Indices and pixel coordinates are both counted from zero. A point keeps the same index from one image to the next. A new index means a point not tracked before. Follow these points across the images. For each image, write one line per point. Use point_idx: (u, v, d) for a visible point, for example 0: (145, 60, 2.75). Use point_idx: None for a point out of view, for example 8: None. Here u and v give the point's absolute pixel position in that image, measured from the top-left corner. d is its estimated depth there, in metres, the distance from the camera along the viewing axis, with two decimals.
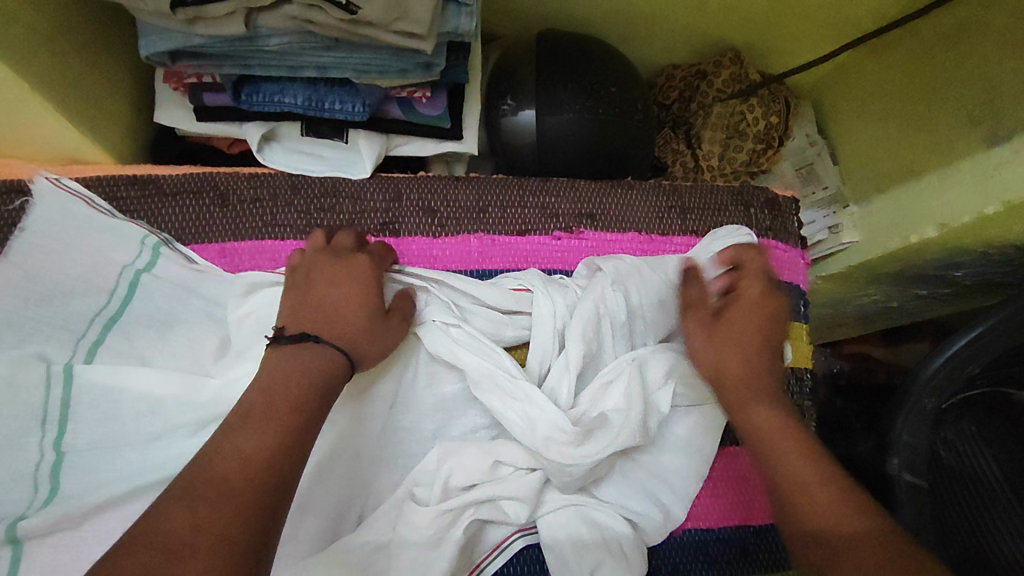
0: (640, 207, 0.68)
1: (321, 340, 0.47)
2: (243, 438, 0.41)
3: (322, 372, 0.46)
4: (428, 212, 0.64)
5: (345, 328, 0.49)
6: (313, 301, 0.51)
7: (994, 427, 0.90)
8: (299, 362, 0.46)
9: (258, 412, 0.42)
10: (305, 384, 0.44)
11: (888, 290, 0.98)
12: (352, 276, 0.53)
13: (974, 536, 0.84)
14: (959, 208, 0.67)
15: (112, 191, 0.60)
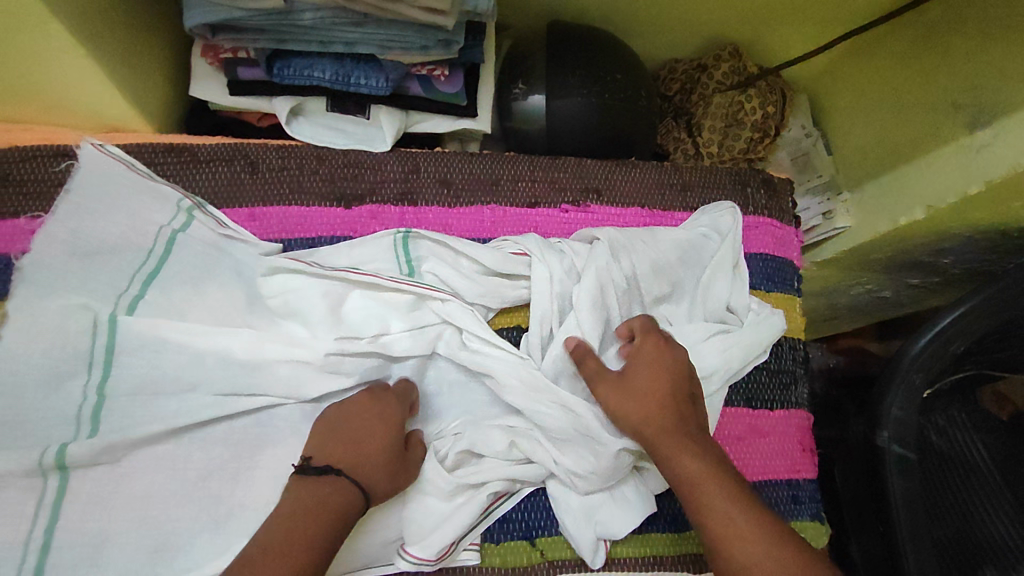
0: (643, 184, 0.72)
1: (342, 474, 0.52)
2: (261, 565, 0.45)
3: (335, 512, 0.50)
4: (445, 184, 0.68)
5: (369, 463, 0.53)
6: (341, 435, 0.54)
7: (984, 415, 0.93)
8: (321, 495, 0.50)
9: (279, 543, 0.47)
10: (328, 519, 0.49)
11: (880, 279, 1.02)
12: (375, 411, 0.56)
13: (962, 514, 0.87)
14: (944, 191, 0.72)
15: (150, 158, 0.64)
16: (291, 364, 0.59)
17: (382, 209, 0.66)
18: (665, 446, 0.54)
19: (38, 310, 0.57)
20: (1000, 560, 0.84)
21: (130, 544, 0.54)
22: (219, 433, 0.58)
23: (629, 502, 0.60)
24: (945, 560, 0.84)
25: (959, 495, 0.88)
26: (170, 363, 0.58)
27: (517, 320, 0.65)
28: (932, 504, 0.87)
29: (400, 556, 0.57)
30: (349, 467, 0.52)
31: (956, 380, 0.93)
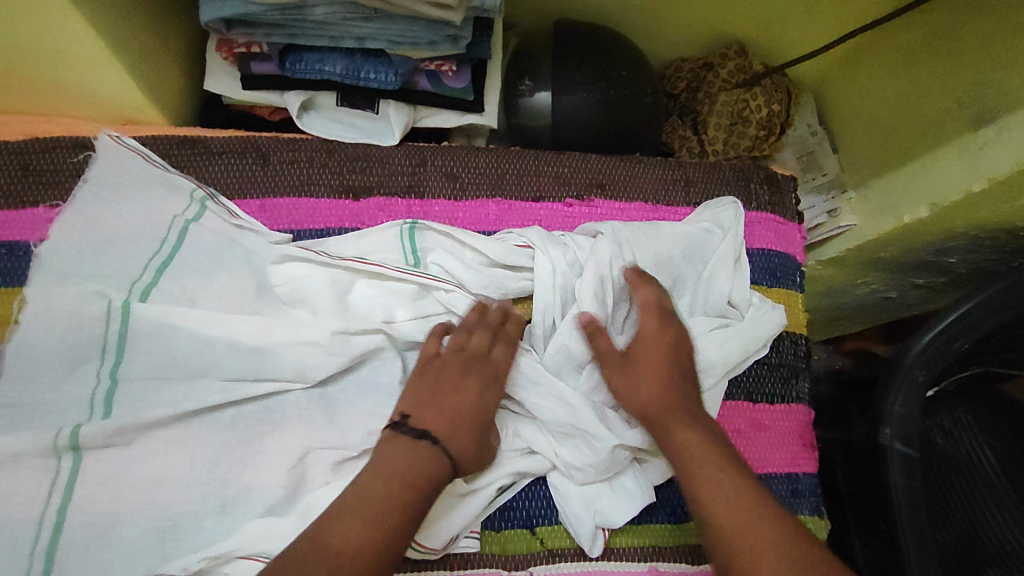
0: (646, 179, 0.73)
1: (439, 445, 0.54)
2: (357, 514, 0.48)
3: (429, 470, 0.52)
4: (451, 177, 0.69)
5: (462, 434, 0.55)
6: (438, 407, 0.56)
7: (991, 419, 0.93)
8: (418, 463, 0.52)
9: (376, 492, 0.50)
10: (427, 482, 0.52)
11: (886, 279, 1.02)
12: (470, 389, 0.57)
13: (967, 517, 0.86)
14: (947, 188, 0.72)
15: (164, 150, 0.66)
16: (299, 352, 0.60)
17: (389, 202, 0.68)
18: (662, 419, 0.57)
19: (55, 296, 0.58)
20: (1006, 564, 0.83)
21: (140, 524, 0.55)
22: (227, 418, 0.59)
23: (628, 491, 0.61)
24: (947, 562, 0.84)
25: (962, 496, 0.88)
26: (181, 349, 0.59)
27: (520, 311, 0.66)
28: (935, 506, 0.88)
29: (404, 549, 0.57)
30: (446, 438, 0.54)
31: (961, 382, 0.93)
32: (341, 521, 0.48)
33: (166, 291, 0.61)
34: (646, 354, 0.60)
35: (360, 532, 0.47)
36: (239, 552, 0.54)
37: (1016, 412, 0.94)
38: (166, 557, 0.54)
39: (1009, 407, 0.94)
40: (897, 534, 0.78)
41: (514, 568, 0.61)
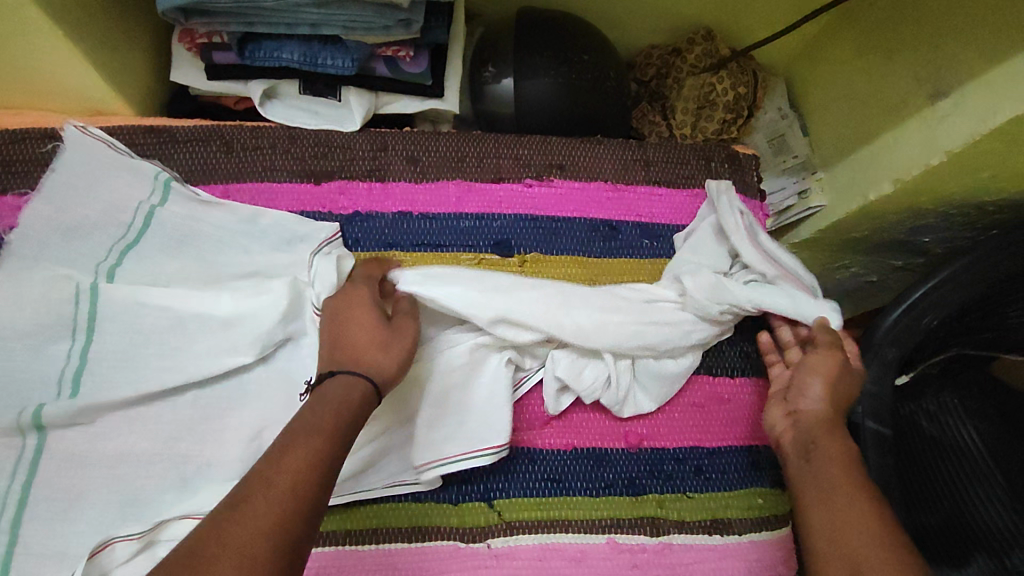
0: (607, 160, 0.74)
1: (339, 371, 0.50)
2: (278, 467, 0.43)
3: (346, 404, 0.48)
4: (412, 161, 0.71)
5: (362, 347, 0.51)
6: (332, 339, 0.53)
7: (974, 403, 1.04)
8: (331, 388, 0.49)
9: (294, 445, 0.44)
10: (344, 415, 0.47)
11: (864, 261, 1.02)
12: (355, 307, 0.54)
13: (953, 500, 0.96)
14: (910, 163, 0.73)
15: (131, 139, 0.68)
16: (259, 330, 0.61)
17: (350, 184, 0.69)
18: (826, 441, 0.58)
19: (23, 279, 0.60)
20: (993, 544, 0.93)
21: (103, 499, 0.57)
22: (187, 397, 0.61)
23: (581, 377, 0.63)
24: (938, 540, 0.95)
25: (948, 478, 0.98)
26: (147, 329, 0.61)
27: None
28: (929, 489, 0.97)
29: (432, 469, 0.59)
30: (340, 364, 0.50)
31: (944, 369, 1.04)
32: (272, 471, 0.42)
33: (133, 273, 0.63)
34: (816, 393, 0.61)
35: (284, 486, 0.42)
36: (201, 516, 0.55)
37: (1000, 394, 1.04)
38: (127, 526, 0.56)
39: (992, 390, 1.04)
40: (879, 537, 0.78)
41: (470, 540, 0.61)
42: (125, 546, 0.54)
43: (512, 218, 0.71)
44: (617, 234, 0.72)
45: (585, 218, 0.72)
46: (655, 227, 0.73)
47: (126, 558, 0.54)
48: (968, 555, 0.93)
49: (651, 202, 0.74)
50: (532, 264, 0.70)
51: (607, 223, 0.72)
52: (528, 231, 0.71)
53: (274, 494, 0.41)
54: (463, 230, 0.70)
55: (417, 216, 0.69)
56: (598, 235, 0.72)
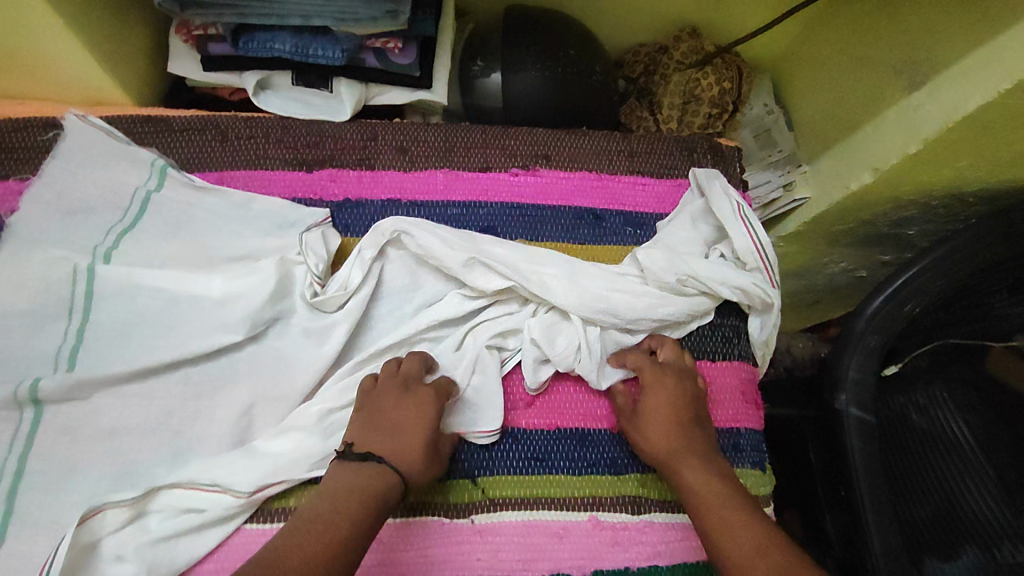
0: (591, 151, 0.76)
1: (381, 460, 0.55)
2: (303, 537, 0.49)
3: (376, 493, 0.53)
4: (401, 150, 0.73)
5: (404, 448, 0.56)
6: (379, 425, 0.58)
7: (965, 394, 1.02)
8: (360, 479, 0.54)
9: (325, 521, 0.50)
10: (373, 502, 0.52)
11: (852, 255, 1.03)
12: (413, 402, 0.59)
13: (943, 494, 0.97)
14: (888, 153, 0.75)
15: (129, 128, 0.70)
16: (249, 310, 0.63)
17: (341, 172, 0.71)
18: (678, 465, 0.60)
19: (22, 260, 0.62)
20: (980, 537, 0.94)
21: (95, 472, 0.58)
22: (178, 374, 0.62)
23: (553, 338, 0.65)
24: (926, 535, 0.95)
25: (938, 472, 0.98)
26: (142, 308, 0.63)
27: None
28: (917, 484, 0.97)
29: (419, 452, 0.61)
30: (387, 454, 0.56)
31: (933, 360, 1.03)
32: (303, 535, 0.49)
33: (129, 255, 0.65)
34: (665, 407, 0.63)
35: (317, 550, 0.48)
36: (188, 485, 0.57)
37: (997, 387, 1.01)
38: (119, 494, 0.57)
39: (988, 382, 1.02)
40: (864, 532, 0.78)
41: (455, 516, 0.62)
42: (115, 514, 0.56)
43: (498, 206, 0.72)
44: (602, 222, 0.74)
45: (569, 206, 0.74)
46: (638, 215, 0.74)
47: (116, 525, 0.56)
48: (957, 548, 0.94)
49: (635, 191, 0.75)
50: None
51: (591, 211, 0.74)
52: (513, 219, 0.72)
53: (304, 560, 0.47)
54: (450, 217, 0.71)
55: (405, 203, 0.71)
56: (583, 223, 0.73)
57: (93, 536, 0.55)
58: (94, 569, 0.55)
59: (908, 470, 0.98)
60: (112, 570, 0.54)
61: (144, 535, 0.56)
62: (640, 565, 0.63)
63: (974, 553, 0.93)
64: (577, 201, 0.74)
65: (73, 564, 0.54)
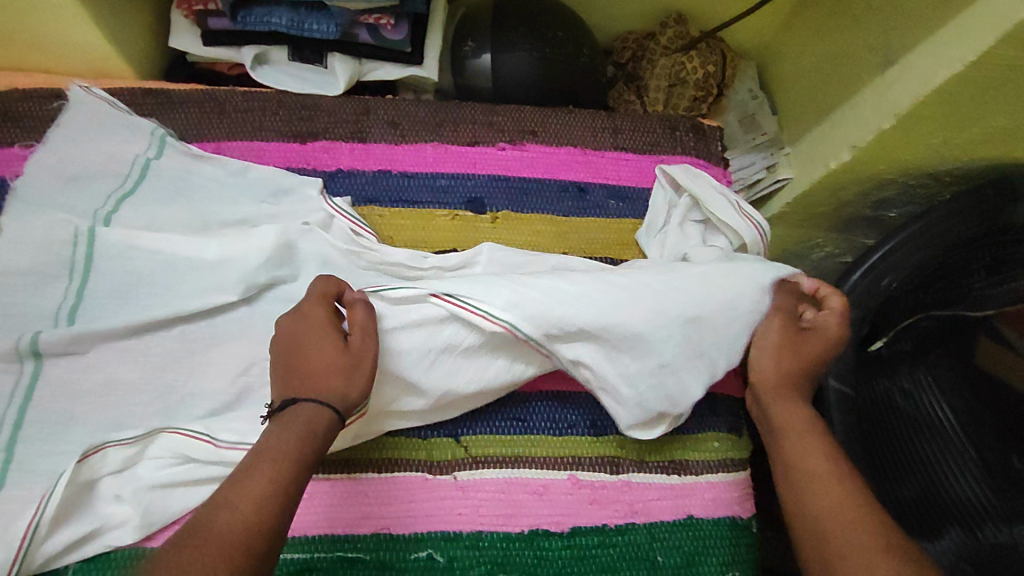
0: (576, 127, 0.78)
1: (305, 399, 0.54)
2: (240, 485, 0.47)
3: (310, 429, 0.52)
4: (392, 124, 0.75)
5: (324, 378, 0.55)
6: (290, 365, 0.56)
7: (950, 375, 1.02)
8: (287, 421, 0.52)
9: (258, 467, 0.49)
10: (306, 437, 0.51)
11: (837, 239, 1.06)
12: (321, 329, 0.57)
13: (927, 477, 0.98)
14: (864, 129, 0.77)
15: (132, 100, 0.73)
16: (242, 271, 0.65)
17: (334, 144, 0.74)
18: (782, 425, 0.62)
19: (25, 221, 0.64)
20: (963, 517, 0.95)
21: (92, 423, 0.61)
22: (174, 331, 0.65)
23: None
24: (909, 517, 0.96)
25: (921, 454, 0.99)
26: (140, 269, 0.66)
27: (453, 243, 0.72)
28: (901, 465, 0.99)
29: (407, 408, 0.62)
30: (307, 393, 0.54)
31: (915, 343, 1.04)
32: (240, 485, 0.48)
33: (128, 219, 0.67)
34: (791, 359, 0.66)
35: (254, 497, 0.47)
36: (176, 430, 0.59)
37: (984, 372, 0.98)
38: (117, 435, 0.59)
39: (976, 367, 0.99)
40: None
41: (438, 472, 0.64)
42: (114, 455, 0.59)
43: (485, 178, 0.75)
44: (585, 194, 0.76)
45: (555, 179, 0.76)
46: (621, 189, 0.77)
47: (113, 465, 0.59)
48: (942, 528, 0.95)
49: (618, 166, 0.78)
50: (503, 222, 0.73)
51: (576, 184, 0.76)
52: (500, 190, 0.74)
53: (242, 513, 0.45)
54: (439, 188, 0.74)
55: (396, 174, 0.73)
56: (568, 195, 0.75)
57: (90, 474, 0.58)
58: (93, 505, 0.58)
59: (893, 451, 1.00)
60: (110, 508, 0.58)
61: (138, 479, 0.59)
62: (617, 523, 0.65)
63: (959, 533, 0.94)
64: (562, 174, 0.76)
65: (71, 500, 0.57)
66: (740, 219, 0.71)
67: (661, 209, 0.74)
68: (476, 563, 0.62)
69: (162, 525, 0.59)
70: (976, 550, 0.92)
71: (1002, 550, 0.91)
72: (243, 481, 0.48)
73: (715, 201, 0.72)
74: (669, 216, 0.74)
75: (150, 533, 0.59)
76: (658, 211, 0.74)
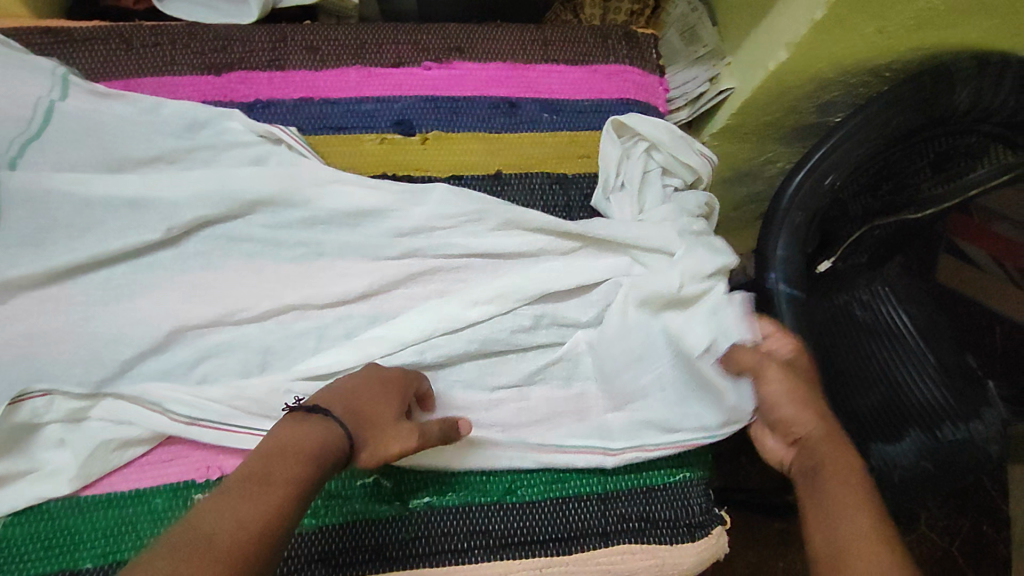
0: (505, 41, 0.74)
1: (331, 415, 0.49)
2: (233, 502, 0.41)
3: (318, 450, 0.46)
4: (311, 50, 0.71)
5: (364, 421, 0.51)
6: (350, 397, 0.52)
7: (904, 286, 1.07)
8: (303, 435, 0.47)
9: (261, 482, 0.43)
10: (312, 461, 0.46)
11: (788, 152, 1.05)
12: (391, 387, 0.54)
13: (887, 383, 1.00)
14: (798, 24, 0.76)
15: (28, 40, 0.68)
16: (158, 208, 0.62)
17: (250, 74, 0.70)
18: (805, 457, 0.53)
19: None
20: (922, 421, 0.96)
21: (13, 375, 0.58)
22: (93, 277, 0.61)
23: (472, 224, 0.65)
24: (870, 421, 0.97)
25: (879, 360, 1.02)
26: (48, 213, 0.61)
27: (383, 166, 0.69)
28: (862, 374, 1.01)
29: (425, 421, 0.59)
30: (345, 414, 0.50)
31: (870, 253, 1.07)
32: (231, 500, 0.42)
33: (33, 163, 0.63)
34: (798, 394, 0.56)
35: (246, 515, 0.41)
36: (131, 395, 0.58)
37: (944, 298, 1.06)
38: (61, 383, 0.58)
39: (944, 295, 1.06)
40: None
41: None
42: (62, 402, 0.58)
43: (412, 100, 0.71)
44: (517, 110, 0.72)
45: (485, 97, 0.72)
46: (555, 102, 0.73)
47: (59, 413, 0.57)
48: (902, 432, 0.95)
49: (551, 79, 0.74)
50: (434, 142, 0.70)
51: (507, 100, 0.72)
52: (428, 111, 0.71)
53: (232, 537, 0.39)
54: (363, 112, 0.70)
55: (318, 101, 0.69)
56: (499, 112, 0.72)
57: (32, 417, 0.57)
58: (34, 451, 0.57)
59: (852, 358, 1.02)
60: (50, 454, 0.57)
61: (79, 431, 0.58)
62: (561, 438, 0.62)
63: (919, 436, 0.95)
64: (492, 90, 0.72)
65: (8, 439, 0.56)
66: (695, 157, 0.69)
67: (614, 164, 0.69)
68: (422, 485, 0.60)
69: (100, 474, 0.58)
70: (933, 450, 0.93)
71: (958, 448, 0.92)
72: (208, 535, 0.39)
73: (672, 144, 0.69)
74: (623, 168, 0.69)
75: (87, 483, 0.57)
76: (610, 166, 0.69)
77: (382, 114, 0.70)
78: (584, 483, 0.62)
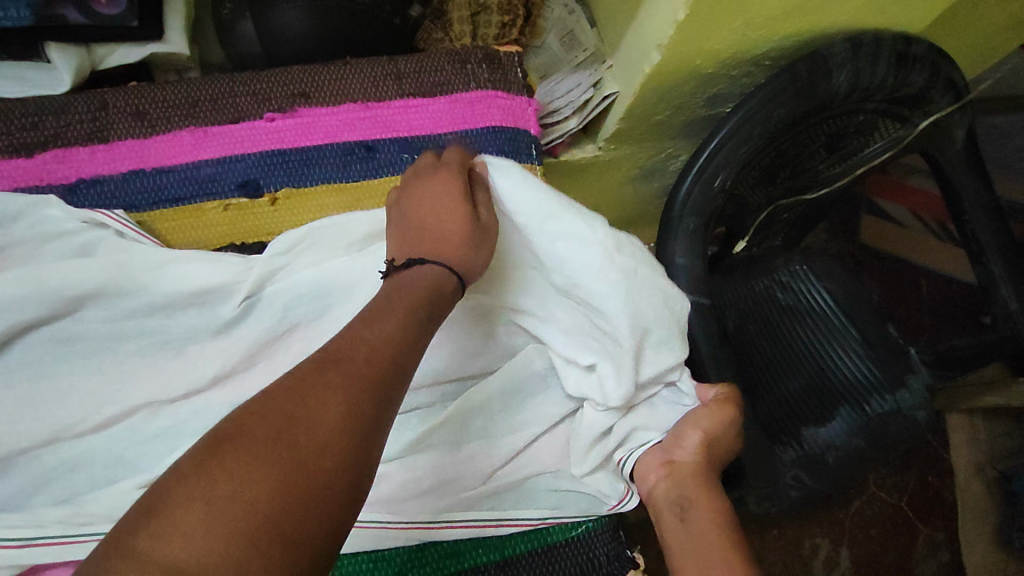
0: (354, 80, 0.68)
1: (427, 263, 0.48)
2: (365, 326, 0.42)
3: (430, 279, 0.46)
4: (137, 115, 0.64)
5: (449, 235, 0.50)
6: (419, 220, 0.50)
7: (822, 263, 1.03)
8: (410, 276, 0.46)
9: (388, 311, 0.43)
10: (424, 290, 0.46)
11: (688, 146, 1.02)
12: (456, 188, 0.52)
13: (816, 366, 0.97)
14: (663, 26, 0.72)
15: None
16: None
17: (69, 152, 0.63)
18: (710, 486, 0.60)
19: None
20: (854, 398, 0.95)
21: None
22: None
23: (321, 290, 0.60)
24: (803, 407, 0.96)
25: (804, 343, 0.99)
26: None
27: (231, 239, 0.66)
28: (789, 358, 0.99)
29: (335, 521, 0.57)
30: (428, 248, 0.48)
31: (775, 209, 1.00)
32: (358, 326, 0.42)
33: None
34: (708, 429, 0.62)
35: (379, 336, 0.41)
36: None
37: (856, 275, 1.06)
38: None
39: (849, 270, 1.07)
40: None
41: None
42: None
43: (257, 157, 0.66)
44: (374, 153, 0.68)
45: (337, 143, 0.67)
46: (414, 140, 0.69)
47: None
48: (834, 411, 0.95)
49: (409, 114, 0.69)
50: (284, 203, 0.66)
51: (362, 144, 0.68)
52: (275, 168, 0.66)
53: (373, 354, 0.40)
54: (203, 178, 0.65)
55: (150, 172, 0.64)
56: (354, 158, 0.68)
57: None
58: None
59: (776, 344, 0.99)
60: None
61: None
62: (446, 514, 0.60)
63: (851, 415, 0.94)
64: (344, 135, 0.67)
65: None
66: None
67: None
68: None
69: None
70: (865, 424, 0.93)
71: (889, 418, 0.93)
72: (354, 351, 0.40)
73: None
74: None
75: None
76: None
77: (225, 177, 0.65)
78: (481, 554, 0.62)
